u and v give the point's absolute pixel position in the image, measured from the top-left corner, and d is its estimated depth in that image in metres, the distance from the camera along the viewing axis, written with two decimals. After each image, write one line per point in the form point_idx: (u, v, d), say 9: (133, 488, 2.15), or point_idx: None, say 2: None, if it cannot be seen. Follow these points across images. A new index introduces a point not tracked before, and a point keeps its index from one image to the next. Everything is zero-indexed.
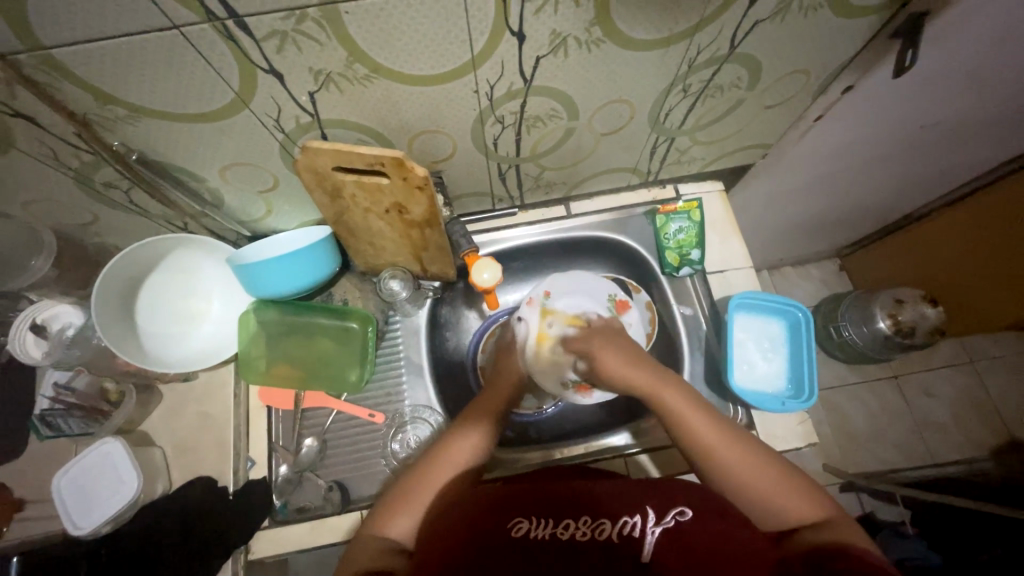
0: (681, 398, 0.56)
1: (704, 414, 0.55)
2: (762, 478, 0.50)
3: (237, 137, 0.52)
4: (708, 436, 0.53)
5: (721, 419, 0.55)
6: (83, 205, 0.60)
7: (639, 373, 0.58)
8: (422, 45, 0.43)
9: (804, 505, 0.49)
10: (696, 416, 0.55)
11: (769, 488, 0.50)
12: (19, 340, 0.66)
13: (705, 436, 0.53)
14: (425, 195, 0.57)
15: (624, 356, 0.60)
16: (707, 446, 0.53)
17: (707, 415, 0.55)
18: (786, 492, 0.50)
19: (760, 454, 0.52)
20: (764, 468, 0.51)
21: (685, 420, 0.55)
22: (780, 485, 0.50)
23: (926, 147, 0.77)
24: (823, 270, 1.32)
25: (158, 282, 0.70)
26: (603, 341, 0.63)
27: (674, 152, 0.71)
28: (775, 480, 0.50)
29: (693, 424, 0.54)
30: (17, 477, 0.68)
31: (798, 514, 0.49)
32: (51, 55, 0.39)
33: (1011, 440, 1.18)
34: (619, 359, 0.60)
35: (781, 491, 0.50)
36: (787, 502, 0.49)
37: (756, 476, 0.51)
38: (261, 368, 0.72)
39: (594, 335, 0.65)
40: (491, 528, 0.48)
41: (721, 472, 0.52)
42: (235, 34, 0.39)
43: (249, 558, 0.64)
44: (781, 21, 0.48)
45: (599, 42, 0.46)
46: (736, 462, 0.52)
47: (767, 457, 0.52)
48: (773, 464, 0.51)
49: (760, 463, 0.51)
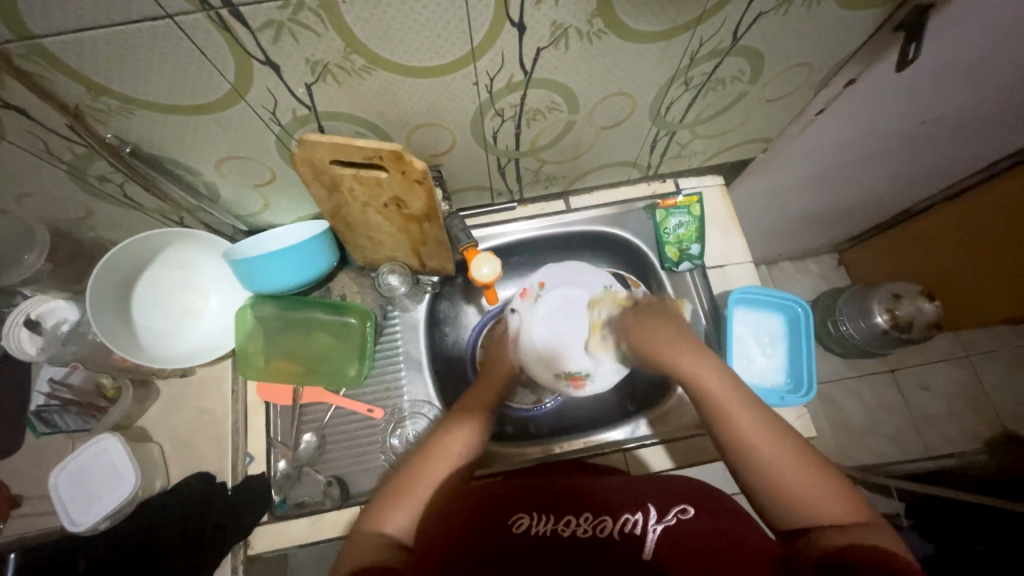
0: (724, 383, 0.54)
1: (745, 402, 0.53)
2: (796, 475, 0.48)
3: (233, 130, 0.51)
4: (745, 426, 0.51)
5: (759, 410, 0.53)
6: (77, 198, 0.59)
7: (683, 355, 0.58)
8: (421, 36, 0.42)
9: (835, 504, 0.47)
10: (735, 405, 0.53)
11: (801, 484, 0.48)
12: (14, 335, 0.65)
13: (743, 425, 0.52)
14: (424, 189, 0.56)
15: (672, 336, 0.61)
16: (744, 435, 0.51)
17: (747, 403, 0.53)
18: (817, 491, 0.48)
19: (796, 449, 0.50)
20: (797, 464, 0.49)
21: (723, 407, 0.53)
22: (812, 483, 0.48)
23: (927, 141, 0.76)
24: (822, 265, 1.32)
25: (154, 277, 0.69)
26: (654, 322, 0.64)
27: (675, 146, 0.70)
28: (807, 478, 0.48)
29: (732, 411, 0.53)
30: (14, 473, 0.68)
31: (825, 513, 0.47)
32: (42, 45, 0.38)
33: (1006, 433, 1.18)
34: (661, 338, 0.61)
35: (811, 489, 0.48)
36: (816, 500, 0.47)
37: (788, 471, 0.49)
38: (259, 364, 0.72)
39: (644, 316, 0.66)
40: (491, 525, 0.48)
41: (752, 464, 0.50)
42: (230, 24, 0.38)
43: (249, 553, 0.64)
44: (784, 13, 0.48)
45: (600, 33, 0.46)
46: (771, 455, 0.50)
47: (801, 453, 0.50)
48: (807, 460, 0.49)
49: (795, 459, 0.49)
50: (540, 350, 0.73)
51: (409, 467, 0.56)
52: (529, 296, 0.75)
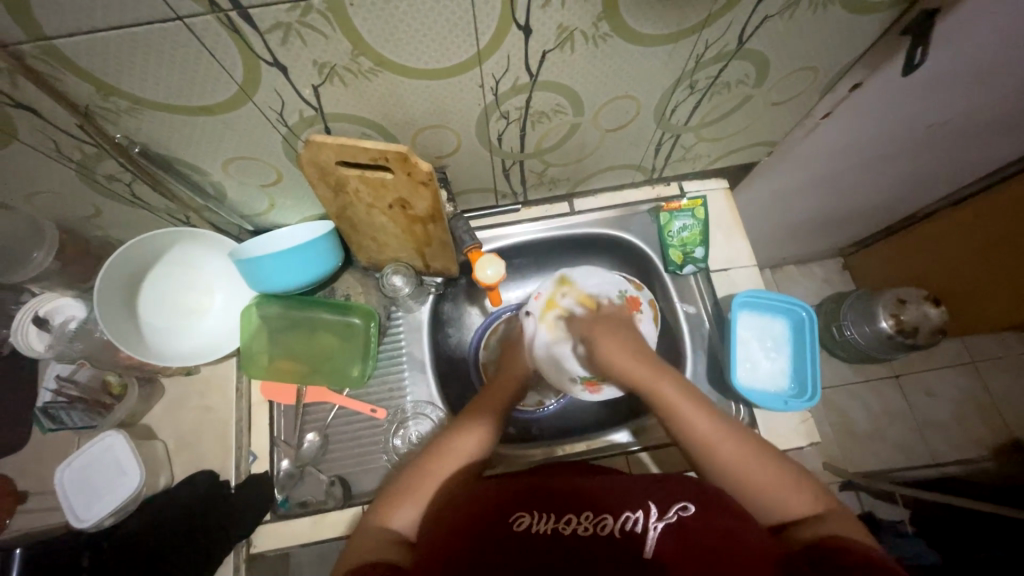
0: (678, 390, 0.57)
1: (702, 408, 0.56)
2: (760, 475, 0.51)
3: (241, 130, 0.51)
4: (704, 430, 0.54)
5: (717, 413, 0.55)
6: (86, 197, 0.60)
7: (637, 366, 0.61)
8: (427, 39, 0.43)
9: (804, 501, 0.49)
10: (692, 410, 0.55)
11: (767, 481, 0.50)
12: (22, 333, 0.66)
13: (702, 431, 0.54)
14: (429, 191, 0.56)
15: (625, 343, 0.64)
16: (703, 438, 0.54)
17: (703, 407, 0.56)
18: (784, 487, 0.50)
19: (754, 448, 0.52)
20: (761, 462, 0.51)
21: (681, 414, 0.55)
22: (777, 479, 0.50)
23: (934, 145, 0.76)
24: (827, 269, 1.32)
25: (161, 276, 0.70)
26: (607, 330, 0.67)
27: (679, 149, 0.70)
28: (773, 474, 0.51)
29: (688, 417, 0.55)
30: (20, 469, 0.68)
31: (795, 508, 0.49)
32: (54, 46, 0.39)
33: (1012, 440, 1.17)
34: (615, 344, 0.65)
35: (779, 485, 0.50)
36: (784, 496, 0.50)
37: (753, 473, 0.51)
38: (263, 363, 0.73)
39: (600, 322, 0.69)
40: (493, 522, 0.48)
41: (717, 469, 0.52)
42: (240, 26, 0.39)
43: (252, 551, 0.65)
44: (790, 17, 0.48)
45: (606, 36, 0.46)
46: (734, 459, 0.52)
47: (763, 454, 0.52)
48: (770, 460, 0.52)
49: (759, 460, 0.52)
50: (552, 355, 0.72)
51: (406, 468, 0.57)
52: (544, 301, 0.75)
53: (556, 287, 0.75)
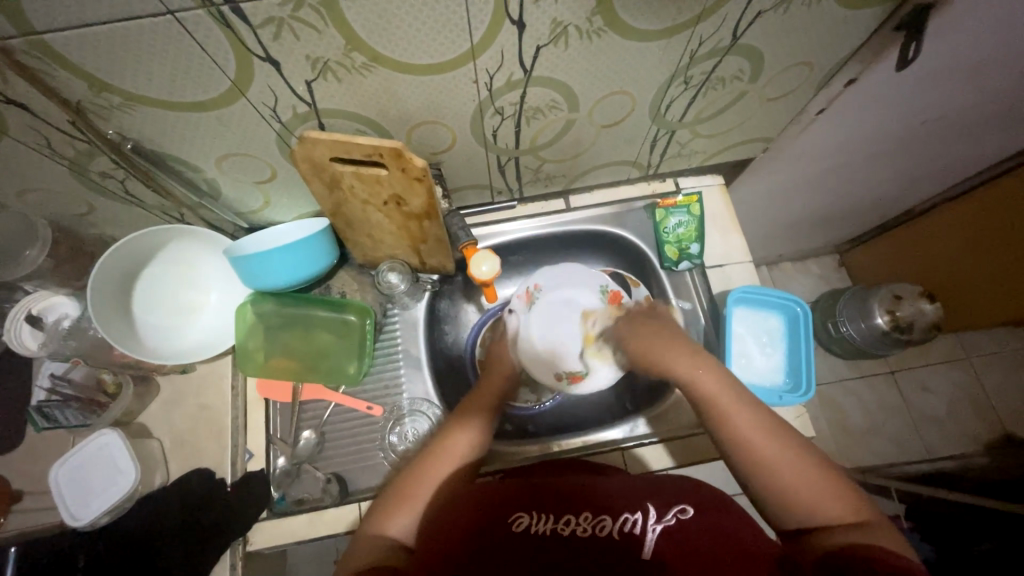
0: (723, 386, 0.55)
1: (741, 400, 0.54)
2: (793, 471, 0.48)
3: (235, 127, 0.51)
4: (739, 420, 0.52)
5: (757, 410, 0.53)
6: (79, 194, 0.59)
7: (678, 357, 0.59)
8: (420, 33, 0.43)
9: (836, 505, 0.46)
10: (733, 406, 0.53)
11: (798, 482, 0.48)
12: (15, 330, 0.66)
13: (739, 426, 0.52)
14: (424, 187, 0.56)
15: (664, 342, 0.62)
16: (738, 432, 0.52)
17: (743, 402, 0.54)
18: (817, 489, 0.47)
19: (791, 447, 0.50)
20: (791, 460, 0.49)
21: (719, 409, 0.54)
22: (810, 480, 0.48)
23: (928, 141, 0.76)
24: (823, 266, 1.32)
25: (154, 274, 0.70)
26: (647, 330, 0.66)
27: (675, 145, 0.70)
28: (803, 475, 0.48)
29: (728, 412, 0.53)
30: (15, 468, 0.68)
31: (826, 513, 0.46)
32: (44, 41, 0.38)
33: (1006, 435, 1.18)
34: (659, 342, 0.63)
35: (810, 486, 0.47)
36: (814, 499, 0.47)
37: (788, 471, 0.49)
38: (259, 360, 0.72)
39: (635, 325, 0.67)
40: (491, 526, 0.48)
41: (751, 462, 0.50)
42: (231, 21, 0.38)
43: (249, 549, 0.64)
44: (784, 12, 0.48)
45: (600, 31, 0.46)
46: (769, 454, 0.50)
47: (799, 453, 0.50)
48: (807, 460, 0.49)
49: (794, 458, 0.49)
50: (539, 350, 0.75)
51: (407, 472, 0.56)
52: (527, 297, 0.76)
53: (582, 321, 0.75)
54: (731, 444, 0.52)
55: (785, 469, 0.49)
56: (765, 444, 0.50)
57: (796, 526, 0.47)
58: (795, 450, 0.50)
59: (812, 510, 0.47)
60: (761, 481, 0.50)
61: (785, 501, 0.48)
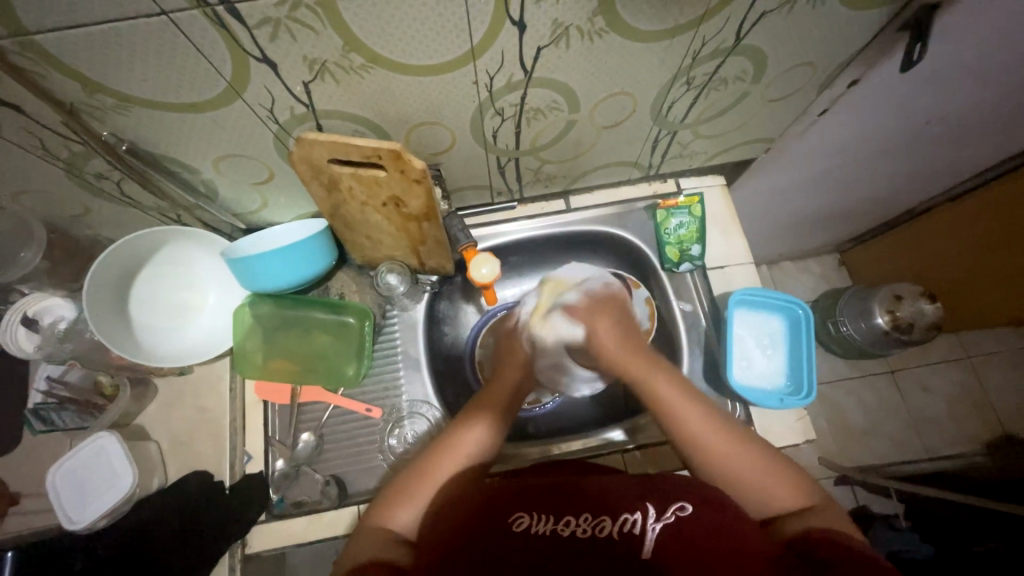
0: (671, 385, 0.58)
1: (693, 399, 0.57)
2: (749, 466, 0.52)
3: (232, 128, 0.50)
4: (695, 424, 0.55)
5: (708, 407, 0.57)
6: (74, 195, 0.59)
7: (631, 359, 0.62)
8: (417, 33, 0.42)
9: (791, 495, 0.51)
10: (685, 405, 0.57)
11: (757, 474, 0.52)
12: (11, 334, 0.66)
13: (695, 427, 0.55)
14: (422, 189, 0.56)
15: (619, 336, 0.65)
16: (695, 437, 0.55)
17: (697, 404, 0.57)
18: (776, 482, 0.51)
19: (746, 445, 0.54)
20: (748, 454, 0.53)
21: (675, 411, 0.57)
22: (764, 473, 0.52)
23: (932, 140, 0.76)
24: (823, 265, 1.32)
25: (151, 276, 0.69)
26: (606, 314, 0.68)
27: (676, 146, 0.70)
28: (763, 473, 0.52)
29: (678, 416, 0.56)
30: (12, 470, 0.68)
31: (783, 501, 0.50)
32: (35, 41, 0.38)
33: (1006, 435, 1.18)
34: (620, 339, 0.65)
35: (769, 479, 0.51)
36: (772, 490, 0.51)
37: (746, 468, 0.52)
38: (258, 362, 0.72)
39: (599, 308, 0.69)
40: (491, 524, 0.46)
41: (711, 466, 0.53)
42: (228, 22, 0.38)
43: (247, 551, 0.64)
44: (788, 12, 0.47)
45: (602, 32, 0.45)
46: (727, 451, 0.53)
47: (751, 447, 0.54)
48: (760, 456, 0.53)
49: (751, 455, 0.53)
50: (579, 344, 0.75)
51: (412, 469, 0.56)
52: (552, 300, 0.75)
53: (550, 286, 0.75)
54: (686, 446, 0.55)
55: (739, 463, 0.53)
56: (718, 437, 0.54)
57: (756, 515, 0.51)
58: (747, 439, 0.54)
59: (768, 501, 0.50)
60: (719, 477, 0.53)
61: (746, 495, 0.52)
